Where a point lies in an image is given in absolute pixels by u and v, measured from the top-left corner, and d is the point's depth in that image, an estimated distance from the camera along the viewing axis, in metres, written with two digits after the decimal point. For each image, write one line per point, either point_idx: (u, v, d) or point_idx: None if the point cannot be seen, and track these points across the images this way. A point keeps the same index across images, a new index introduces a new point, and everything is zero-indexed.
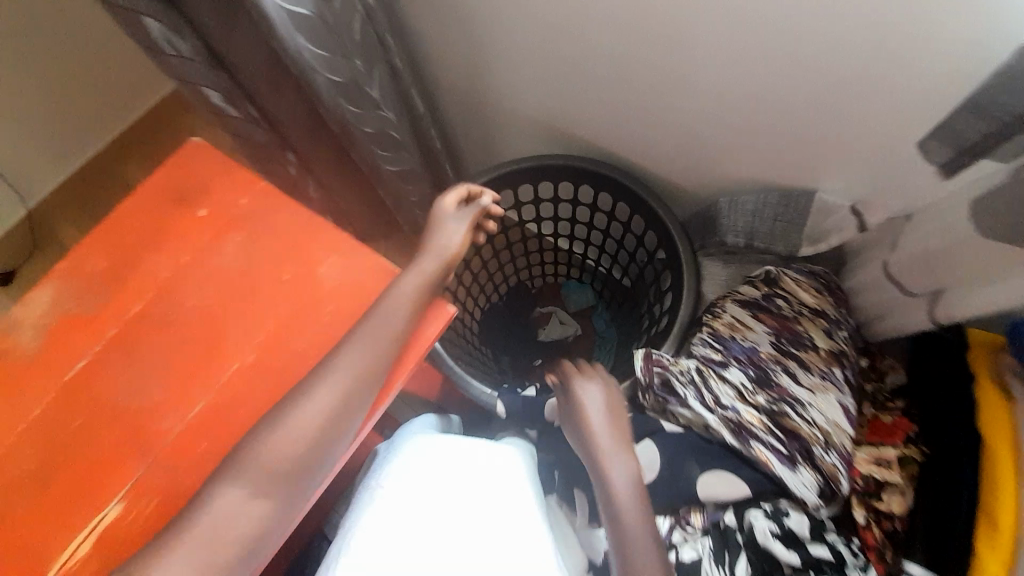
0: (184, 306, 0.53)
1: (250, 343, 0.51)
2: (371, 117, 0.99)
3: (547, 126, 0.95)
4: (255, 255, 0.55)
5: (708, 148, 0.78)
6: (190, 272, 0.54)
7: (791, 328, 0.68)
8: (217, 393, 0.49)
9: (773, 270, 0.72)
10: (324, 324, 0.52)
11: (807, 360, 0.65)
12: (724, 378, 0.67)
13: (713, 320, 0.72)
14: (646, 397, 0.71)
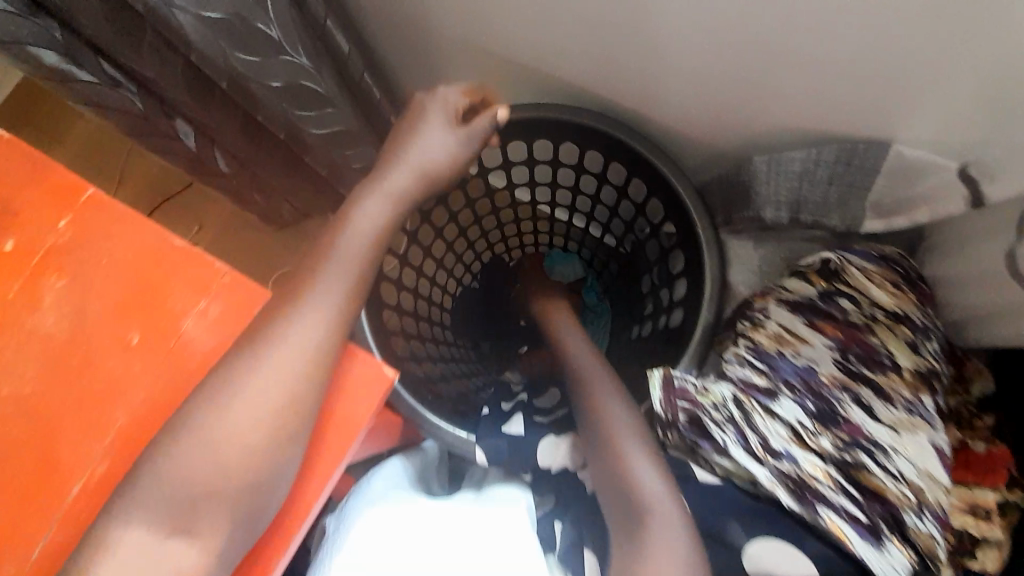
0: (52, 326, 0.44)
1: (128, 359, 0.43)
2: (276, 67, 0.69)
3: (518, 67, 0.68)
4: (105, 254, 0.45)
5: (756, 90, 0.53)
6: (47, 291, 0.45)
7: (862, 340, 0.50)
8: (107, 421, 0.42)
9: (833, 257, 0.53)
10: (211, 318, 0.44)
11: (885, 387, 0.49)
12: (774, 413, 0.50)
13: (752, 331, 0.54)
14: (668, 436, 0.52)
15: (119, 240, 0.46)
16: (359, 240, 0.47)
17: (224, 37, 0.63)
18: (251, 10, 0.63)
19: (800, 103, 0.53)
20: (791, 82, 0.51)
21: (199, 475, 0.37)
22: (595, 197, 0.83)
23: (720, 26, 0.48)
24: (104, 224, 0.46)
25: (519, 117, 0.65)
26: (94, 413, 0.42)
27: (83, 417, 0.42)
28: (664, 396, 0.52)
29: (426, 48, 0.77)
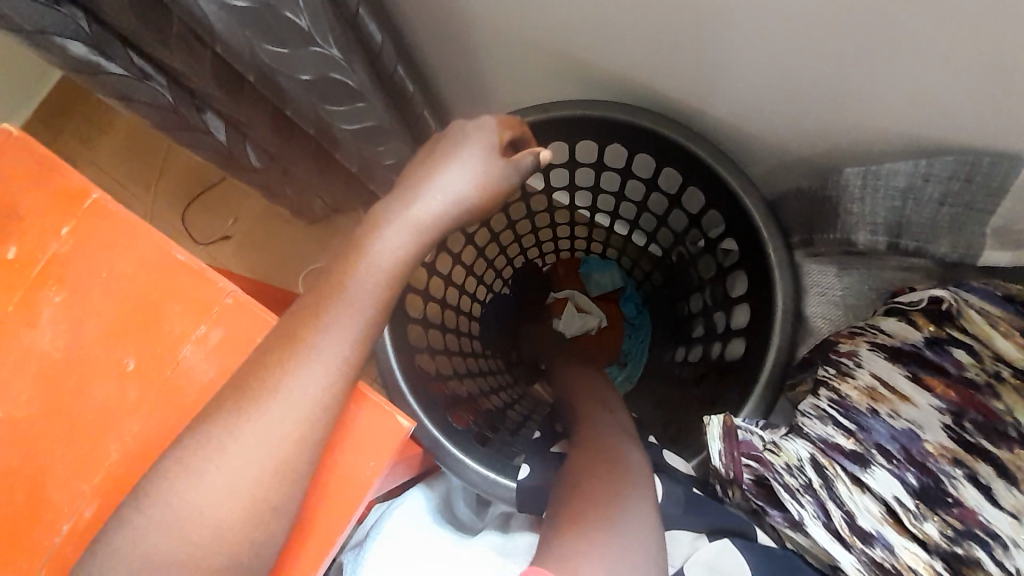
0: (47, 348, 0.41)
1: (122, 385, 0.39)
2: (304, 60, 0.64)
3: (567, 58, 0.60)
4: (105, 273, 0.42)
5: (868, 89, 0.43)
6: (42, 306, 0.42)
7: (984, 404, 0.39)
8: (98, 452, 0.39)
9: (949, 296, 0.42)
10: (212, 348, 0.40)
11: (1014, 466, 0.37)
12: (863, 485, 0.42)
13: (839, 381, 0.46)
14: (731, 494, 0.47)
15: (114, 251, 0.42)
16: (381, 274, 0.40)
17: (250, 27, 0.58)
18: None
19: (920, 105, 0.43)
20: (911, 79, 0.41)
21: (190, 533, 0.34)
22: (641, 205, 0.74)
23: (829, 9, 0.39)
24: (100, 236, 0.42)
25: (565, 115, 0.58)
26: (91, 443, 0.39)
27: (75, 451, 0.39)
28: (726, 451, 0.46)
29: (463, 36, 0.70)
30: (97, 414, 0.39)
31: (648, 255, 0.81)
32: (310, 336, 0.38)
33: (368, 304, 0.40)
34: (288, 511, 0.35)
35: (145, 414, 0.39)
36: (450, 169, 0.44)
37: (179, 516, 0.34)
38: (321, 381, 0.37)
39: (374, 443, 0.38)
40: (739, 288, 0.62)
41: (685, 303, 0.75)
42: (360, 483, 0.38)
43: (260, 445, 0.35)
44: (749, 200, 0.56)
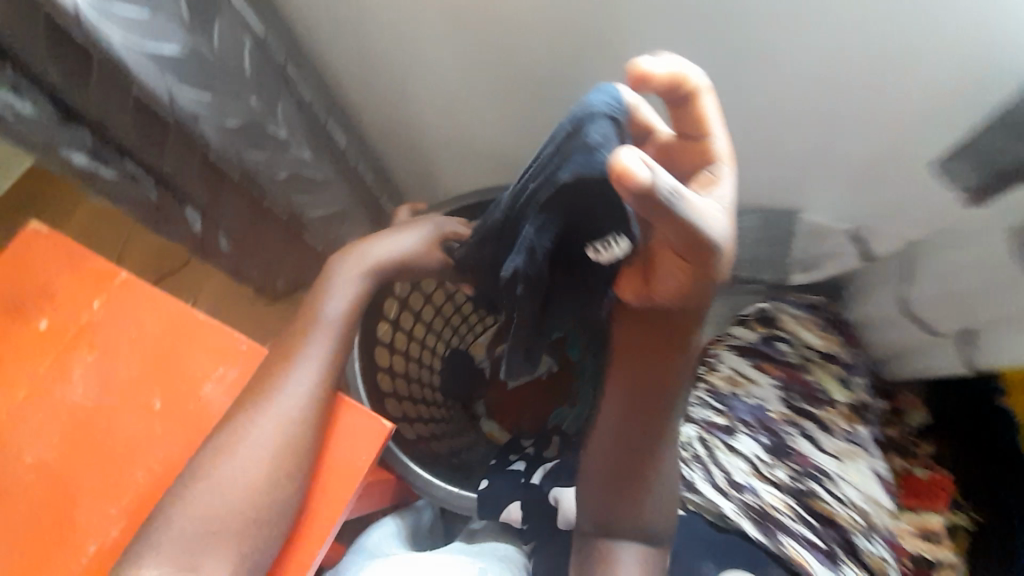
0: (75, 393, 0.50)
1: (147, 416, 0.49)
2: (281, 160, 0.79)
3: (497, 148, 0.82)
4: (129, 326, 0.52)
5: None
6: (75, 359, 0.51)
7: (801, 379, 0.58)
8: (128, 470, 0.47)
9: (768, 307, 0.63)
10: (224, 373, 0.51)
11: (826, 420, 0.56)
12: (734, 449, 0.55)
13: (709, 374, 0.61)
14: None
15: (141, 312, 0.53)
16: (341, 301, 0.59)
17: (242, 140, 0.72)
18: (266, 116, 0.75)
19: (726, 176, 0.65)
20: None
21: (218, 508, 0.46)
22: None
23: None
24: (129, 304, 0.53)
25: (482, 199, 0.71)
26: (116, 474, 0.47)
27: (105, 478, 0.47)
28: None
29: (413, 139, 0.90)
30: (126, 446, 0.48)
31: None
32: (287, 366, 0.52)
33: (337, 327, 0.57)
34: (292, 498, 0.46)
35: (170, 444, 0.49)
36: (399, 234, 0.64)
37: (205, 520, 0.45)
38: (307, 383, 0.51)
39: (361, 443, 0.49)
40: None
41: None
42: (342, 476, 0.48)
43: (266, 444, 0.48)
44: None
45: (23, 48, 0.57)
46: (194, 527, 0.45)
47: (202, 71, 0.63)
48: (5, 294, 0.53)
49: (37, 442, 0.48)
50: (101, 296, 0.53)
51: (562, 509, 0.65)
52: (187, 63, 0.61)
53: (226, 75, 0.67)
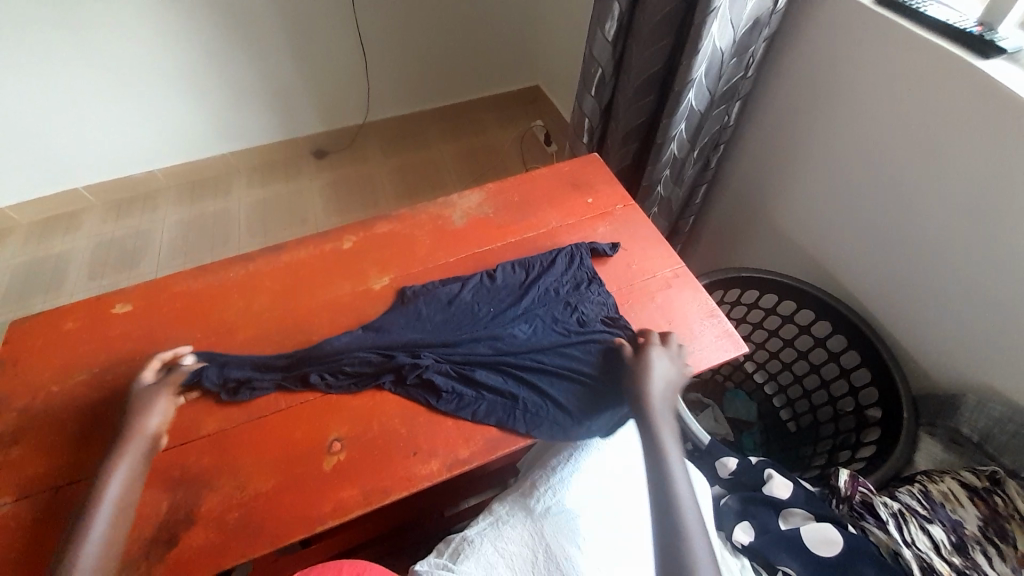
0: (235, 300, 0.83)
1: (195, 337, 0.78)
2: (670, 187, 1.25)
3: (807, 245, 1.14)
4: (359, 251, 0.90)
5: (968, 340, 0.89)
6: (286, 267, 0.87)
7: (1000, 523, 0.75)
8: (127, 342, 0.78)
9: (1001, 472, 0.80)
10: (332, 282, 0.85)
11: (1004, 552, 0.73)
12: (926, 529, 0.76)
13: (928, 482, 0.81)
14: (840, 506, 0.80)
15: (625, 229, 0.93)
16: (321, 305, 0.83)
17: (672, 168, 1.21)
18: (685, 161, 1.20)
19: (984, 347, 0.87)
20: (992, 350, 0.86)
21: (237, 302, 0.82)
22: (815, 367, 1.14)
23: (960, 292, 0.88)
24: (570, 202, 0.98)
25: (810, 291, 1.07)
26: (130, 361, 0.76)
27: (170, 321, 0.80)
28: (850, 480, 0.80)
29: (750, 221, 1.27)
30: (172, 313, 0.81)
31: (782, 409, 1.20)
32: (333, 276, 0.86)
33: (298, 332, 0.80)
34: (271, 310, 0.82)
35: (279, 274, 0.86)
36: (347, 289, 0.85)
37: (231, 343, 0.78)
38: (286, 327, 0.80)
39: (324, 283, 0.85)
40: (870, 436, 1.01)
41: (807, 446, 1.13)
42: (328, 306, 0.82)
43: (295, 309, 0.82)
44: (902, 393, 0.95)
45: (634, 55, 1.12)
46: (268, 329, 0.80)
47: (693, 120, 1.12)
48: (559, 179, 1.02)
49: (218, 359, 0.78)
50: (360, 227, 0.93)
51: (768, 482, 0.82)
52: (691, 114, 1.10)
53: (698, 131, 1.15)
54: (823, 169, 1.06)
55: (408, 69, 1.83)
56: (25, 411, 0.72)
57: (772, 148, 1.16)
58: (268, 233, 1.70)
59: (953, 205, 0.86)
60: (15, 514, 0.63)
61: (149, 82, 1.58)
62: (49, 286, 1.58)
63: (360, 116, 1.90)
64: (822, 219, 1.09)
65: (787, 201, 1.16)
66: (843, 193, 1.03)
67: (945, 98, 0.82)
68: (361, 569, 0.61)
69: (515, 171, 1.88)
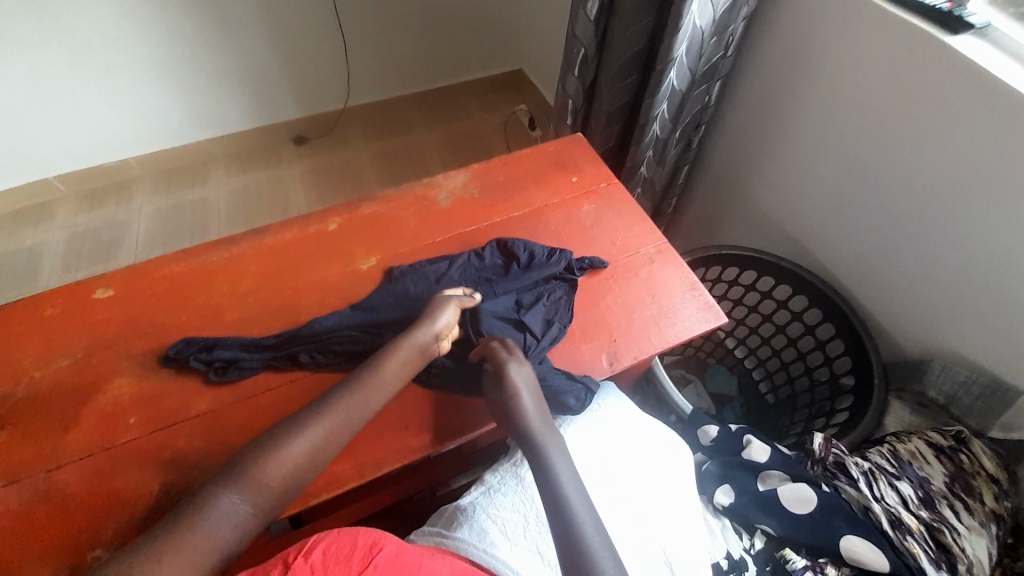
0: (219, 284, 0.82)
1: (179, 320, 0.78)
2: (653, 168, 1.27)
3: (786, 222, 1.17)
4: (343, 233, 0.90)
5: (935, 308, 0.94)
6: (270, 250, 0.86)
7: (966, 479, 0.81)
8: (110, 326, 0.77)
9: (966, 432, 0.85)
10: (317, 264, 0.85)
11: (971, 506, 0.79)
12: (895, 485, 0.80)
13: (897, 443, 0.86)
14: (814, 467, 0.84)
15: (609, 208, 0.95)
16: (306, 286, 0.83)
17: (655, 148, 1.22)
18: (668, 141, 1.21)
19: (950, 315, 0.91)
20: (958, 317, 0.90)
21: (220, 286, 0.82)
22: (792, 340, 1.18)
23: (929, 263, 0.92)
24: (554, 182, 0.99)
25: (786, 266, 1.11)
26: (115, 344, 0.75)
27: (154, 305, 0.79)
28: (824, 442, 0.84)
29: (730, 200, 1.30)
30: (156, 297, 0.80)
31: (761, 382, 1.24)
32: (317, 258, 0.86)
33: (285, 313, 0.80)
34: (256, 293, 0.81)
35: (262, 257, 0.85)
36: (333, 271, 0.85)
37: (215, 326, 0.78)
38: (272, 309, 0.80)
39: (308, 265, 0.85)
40: (843, 403, 1.06)
41: (784, 416, 1.18)
42: (314, 288, 0.82)
43: (279, 291, 0.82)
44: (872, 361, 1.00)
45: (617, 36, 1.13)
46: (254, 311, 0.79)
47: (675, 100, 1.13)
48: (543, 160, 1.02)
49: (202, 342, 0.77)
50: (345, 208, 0.92)
51: (747, 448, 0.86)
52: (672, 94, 1.12)
53: (680, 111, 1.17)
54: (799, 147, 1.09)
55: (389, 52, 1.80)
56: (7, 397, 0.71)
57: (752, 128, 1.18)
58: (250, 221, 1.68)
59: (923, 179, 0.89)
60: (2, 500, 0.63)
61: (120, 67, 1.53)
62: (22, 278, 1.54)
63: (341, 101, 1.87)
64: (800, 197, 1.12)
65: (765, 179, 1.19)
66: (819, 170, 1.06)
67: (916, 75, 0.85)
68: (377, 537, 0.62)
69: (499, 155, 1.87)
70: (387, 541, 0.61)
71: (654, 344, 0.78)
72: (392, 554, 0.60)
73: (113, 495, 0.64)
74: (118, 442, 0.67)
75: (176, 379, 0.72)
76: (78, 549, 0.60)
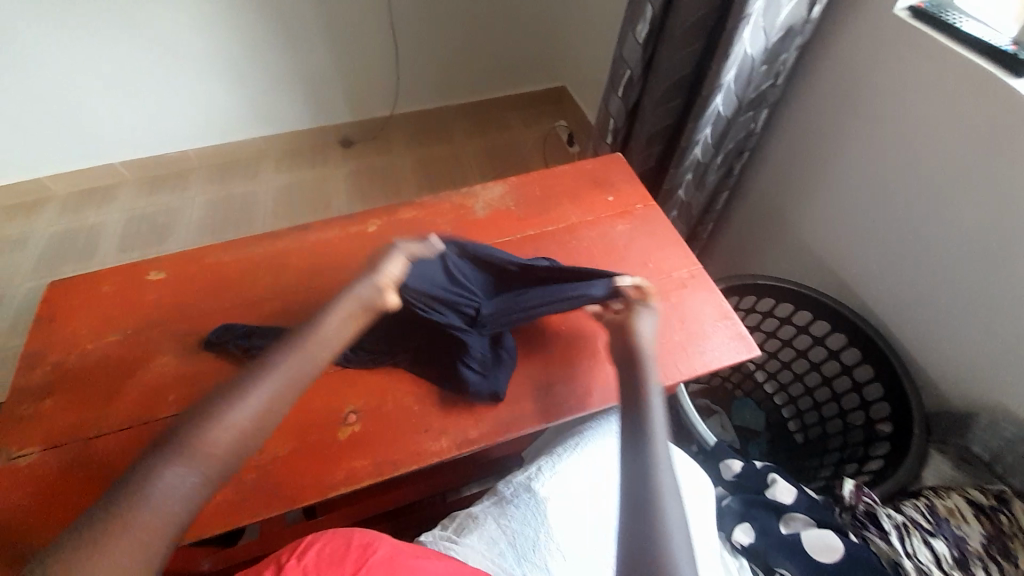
0: (261, 275, 0.86)
1: (221, 307, 0.82)
2: (692, 191, 1.25)
3: (828, 256, 1.14)
4: (380, 235, 0.92)
5: (984, 360, 0.88)
6: (312, 246, 0.90)
7: (1005, 541, 0.75)
8: (158, 307, 0.82)
9: (1009, 491, 0.79)
10: (353, 263, 0.88)
11: (1006, 570, 0.73)
12: (929, 542, 0.75)
13: (935, 497, 0.81)
14: (842, 515, 0.80)
15: (643, 229, 0.94)
16: (341, 284, 0.85)
17: (694, 172, 1.21)
18: (708, 166, 1.20)
19: (1001, 369, 0.86)
20: (1008, 371, 0.85)
21: (262, 277, 0.86)
22: (827, 379, 1.14)
23: (980, 311, 0.87)
24: (589, 200, 0.99)
25: (825, 302, 1.07)
26: (160, 325, 0.80)
27: (199, 290, 0.84)
28: (854, 490, 0.79)
29: (770, 230, 1.27)
30: (202, 283, 0.84)
31: (790, 420, 1.19)
32: (355, 258, 0.89)
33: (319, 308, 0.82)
34: (294, 286, 0.85)
35: (303, 253, 0.89)
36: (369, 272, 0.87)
37: (252, 314, 0.81)
38: (307, 303, 0.83)
39: (346, 264, 0.88)
40: (879, 450, 1.01)
41: (812, 459, 1.13)
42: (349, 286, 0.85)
43: (316, 287, 0.85)
44: (913, 408, 0.94)
45: (664, 58, 1.14)
46: (290, 304, 0.83)
47: (718, 125, 1.12)
48: (580, 177, 1.03)
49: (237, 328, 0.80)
50: (384, 212, 0.95)
51: (771, 487, 0.83)
52: (716, 119, 1.11)
53: (723, 137, 1.15)
54: (845, 181, 1.06)
55: (437, 63, 1.86)
56: (61, 364, 0.76)
57: (797, 159, 1.16)
58: (293, 216, 1.75)
59: (977, 222, 0.85)
60: (45, 462, 0.67)
61: (190, 65, 1.64)
62: (83, 254, 1.65)
63: (388, 108, 1.93)
64: (845, 231, 1.08)
65: (808, 211, 1.16)
66: (865, 206, 1.03)
67: (976, 112, 0.81)
68: (372, 537, 0.63)
69: (536, 169, 1.89)
70: (381, 542, 0.62)
71: (681, 371, 0.77)
72: (387, 556, 0.60)
73: None
74: (155, 419, 0.71)
75: (212, 362, 0.76)
76: None
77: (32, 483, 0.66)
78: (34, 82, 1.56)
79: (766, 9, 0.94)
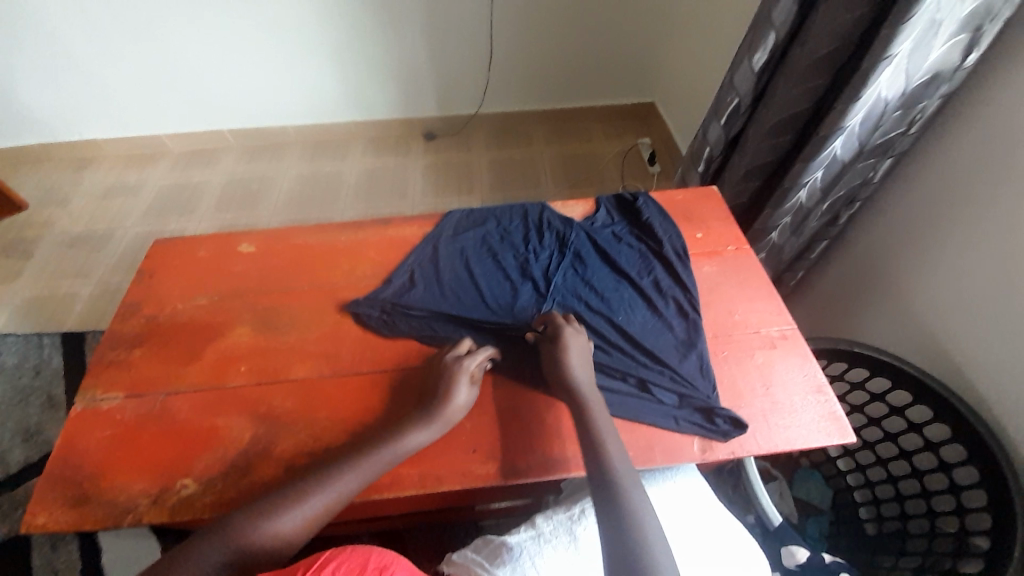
0: (335, 262, 0.88)
1: (296, 287, 0.85)
2: (787, 235, 1.14)
3: (944, 335, 0.98)
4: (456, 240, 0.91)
5: None
6: (386, 240, 0.91)
7: None
8: (240, 279, 0.86)
9: None
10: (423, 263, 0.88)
11: None
12: None
13: None
14: None
15: (728, 275, 0.86)
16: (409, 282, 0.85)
17: (794, 218, 1.10)
18: (811, 213, 1.09)
19: None
20: None
21: (336, 265, 0.88)
22: (917, 472, 1.00)
23: None
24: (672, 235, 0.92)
25: (930, 383, 0.94)
26: (242, 295, 0.84)
27: (280, 268, 0.87)
28: None
29: (871, 292, 1.14)
30: (283, 262, 0.88)
31: (863, 507, 1.06)
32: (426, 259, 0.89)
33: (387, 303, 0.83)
34: (366, 278, 0.86)
35: (379, 247, 0.90)
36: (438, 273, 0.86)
37: (323, 300, 0.83)
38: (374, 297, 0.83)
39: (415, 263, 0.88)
40: (971, 569, 0.87)
41: (886, 557, 0.98)
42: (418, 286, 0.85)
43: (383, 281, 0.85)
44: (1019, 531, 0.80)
45: (778, 92, 1.04)
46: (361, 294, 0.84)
47: (831, 170, 1.01)
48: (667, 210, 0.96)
49: (306, 309, 0.82)
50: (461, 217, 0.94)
51: None
52: (829, 164, 1.00)
53: (833, 185, 1.04)
54: (972, 254, 0.92)
55: (529, 68, 1.85)
56: (152, 319, 0.81)
57: (916, 219, 1.02)
58: (370, 201, 1.80)
59: None
60: (123, 408, 0.72)
61: (303, 51, 1.75)
62: (184, 210, 1.79)
63: (474, 107, 1.95)
64: (961, 310, 0.94)
65: (922, 281, 1.02)
66: (995, 285, 0.88)
67: None
68: (391, 561, 0.63)
69: (614, 184, 1.82)
70: (397, 567, 0.62)
71: (753, 441, 0.70)
72: None
73: (207, 434, 0.70)
74: (225, 386, 0.74)
75: (284, 339, 0.79)
76: (172, 473, 0.67)
77: (108, 425, 0.71)
78: (165, 48, 1.71)
79: (913, 50, 0.83)
